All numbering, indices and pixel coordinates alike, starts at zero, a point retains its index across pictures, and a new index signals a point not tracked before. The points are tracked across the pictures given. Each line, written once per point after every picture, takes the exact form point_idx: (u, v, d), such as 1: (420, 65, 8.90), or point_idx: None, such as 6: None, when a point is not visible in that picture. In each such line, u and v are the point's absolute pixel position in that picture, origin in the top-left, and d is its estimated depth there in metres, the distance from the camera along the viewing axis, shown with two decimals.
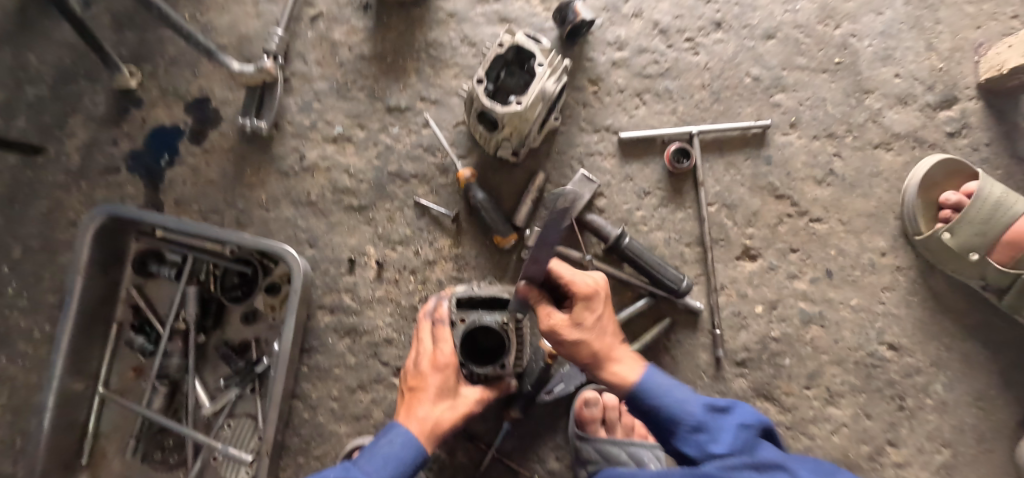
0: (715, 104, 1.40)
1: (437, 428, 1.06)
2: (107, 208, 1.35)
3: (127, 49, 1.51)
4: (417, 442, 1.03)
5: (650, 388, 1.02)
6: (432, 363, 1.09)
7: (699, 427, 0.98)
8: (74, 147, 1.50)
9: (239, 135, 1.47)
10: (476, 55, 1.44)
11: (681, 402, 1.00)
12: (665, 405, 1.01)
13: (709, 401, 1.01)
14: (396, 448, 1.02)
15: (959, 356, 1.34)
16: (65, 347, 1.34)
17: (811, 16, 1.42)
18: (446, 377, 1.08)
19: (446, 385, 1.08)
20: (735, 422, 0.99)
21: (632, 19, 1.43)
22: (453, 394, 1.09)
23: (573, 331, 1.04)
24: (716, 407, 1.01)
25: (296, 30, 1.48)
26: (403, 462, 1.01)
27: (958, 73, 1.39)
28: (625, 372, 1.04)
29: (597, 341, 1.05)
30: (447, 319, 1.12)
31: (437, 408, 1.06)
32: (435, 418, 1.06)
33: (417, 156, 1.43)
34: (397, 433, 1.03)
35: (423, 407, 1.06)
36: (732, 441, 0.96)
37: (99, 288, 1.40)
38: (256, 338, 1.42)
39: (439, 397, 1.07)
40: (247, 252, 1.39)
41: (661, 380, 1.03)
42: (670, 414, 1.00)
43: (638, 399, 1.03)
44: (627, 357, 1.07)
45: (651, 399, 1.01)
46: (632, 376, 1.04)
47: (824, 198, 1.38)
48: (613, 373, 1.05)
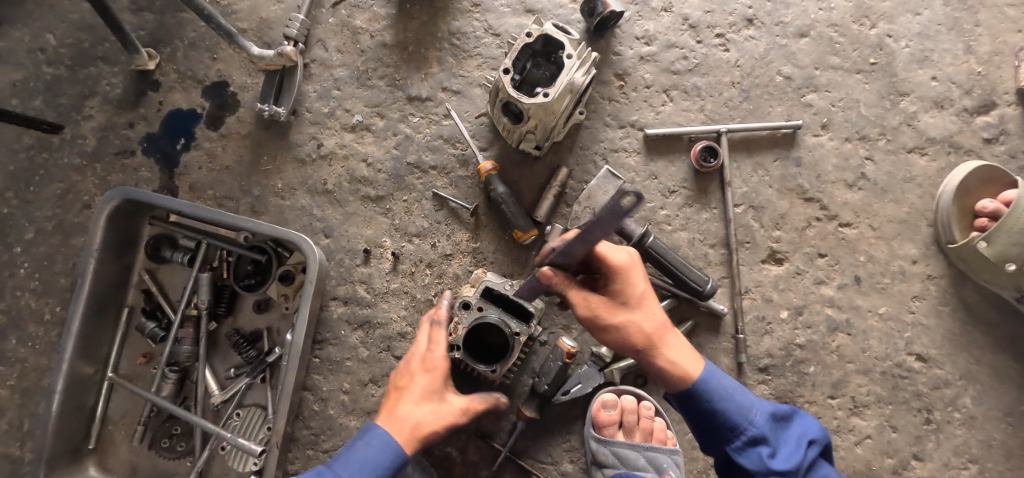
0: (745, 103, 1.36)
1: (417, 433, 0.97)
2: (122, 190, 1.33)
3: (146, 31, 1.49)
4: (396, 446, 0.95)
5: (712, 388, 0.97)
6: (423, 364, 1.03)
7: (760, 439, 0.93)
8: (90, 128, 1.48)
9: (257, 121, 1.45)
10: (500, 45, 1.41)
11: (744, 409, 0.95)
12: (728, 409, 0.96)
13: (773, 412, 0.97)
14: (373, 450, 0.94)
15: (990, 370, 1.30)
16: (76, 330, 1.33)
17: (847, 14, 1.38)
18: (432, 380, 1.01)
19: (433, 387, 1.01)
20: (797, 437, 0.95)
21: (661, 13, 1.39)
22: (440, 400, 1.01)
23: (623, 315, 1.00)
24: (777, 419, 0.97)
25: (317, 16, 1.45)
26: (381, 466, 0.93)
27: (997, 77, 1.35)
28: (680, 359, 1.00)
29: (648, 323, 1.01)
30: (445, 320, 1.07)
31: (420, 413, 0.99)
32: (417, 423, 0.98)
33: (437, 147, 1.40)
34: (373, 436, 0.95)
35: (405, 411, 0.99)
36: (792, 456, 0.92)
37: (111, 271, 1.38)
38: (268, 327, 1.40)
39: (424, 399, 1.00)
40: (261, 240, 1.36)
41: (725, 383, 0.98)
42: (734, 420, 0.95)
43: (699, 398, 0.97)
44: (677, 343, 1.02)
45: (714, 401, 0.96)
46: (687, 365, 0.99)
47: (854, 203, 1.34)
48: (666, 359, 1.00)
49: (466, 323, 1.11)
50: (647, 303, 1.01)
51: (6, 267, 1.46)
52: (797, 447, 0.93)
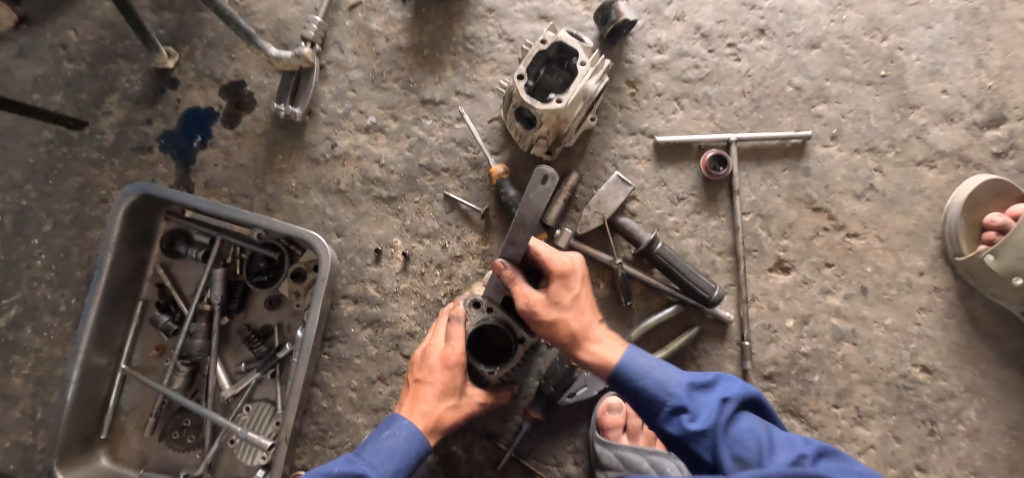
0: (755, 113, 1.37)
1: (438, 424, 1.10)
2: (139, 185, 1.35)
3: (166, 30, 1.52)
4: (419, 435, 1.06)
5: (632, 370, 1.01)
6: (443, 360, 1.11)
7: (679, 407, 0.95)
8: (109, 124, 1.51)
9: (273, 121, 1.47)
10: (514, 51, 1.43)
11: (661, 382, 0.98)
12: (645, 386, 0.99)
13: (690, 378, 0.98)
14: (400, 442, 1.04)
15: (995, 383, 1.30)
16: (91, 322, 1.35)
17: (858, 27, 1.39)
18: (452, 378, 1.11)
19: (452, 384, 1.11)
20: (713, 394, 0.94)
21: (673, 22, 1.41)
22: (459, 395, 1.12)
23: (556, 313, 1.06)
24: (697, 384, 0.97)
25: (334, 18, 1.48)
26: (406, 456, 1.04)
27: (1007, 91, 1.35)
28: (603, 351, 1.06)
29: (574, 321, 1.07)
30: (463, 317, 1.12)
31: (440, 405, 1.10)
32: (437, 414, 1.10)
33: (449, 150, 1.42)
34: (400, 427, 1.06)
35: (426, 402, 1.10)
36: (704, 412, 0.93)
37: (126, 264, 1.41)
38: (280, 324, 1.42)
39: (444, 394, 1.11)
40: (274, 237, 1.38)
41: (643, 360, 1.01)
42: (653, 395, 0.98)
43: (625, 382, 1.01)
44: (606, 337, 1.09)
45: (635, 381, 1.00)
46: (610, 355, 1.05)
47: (862, 213, 1.35)
48: (589, 353, 1.06)
49: (471, 328, 1.11)
50: (575, 305, 1.08)
51: (24, 258, 1.49)
52: (713, 404, 0.93)
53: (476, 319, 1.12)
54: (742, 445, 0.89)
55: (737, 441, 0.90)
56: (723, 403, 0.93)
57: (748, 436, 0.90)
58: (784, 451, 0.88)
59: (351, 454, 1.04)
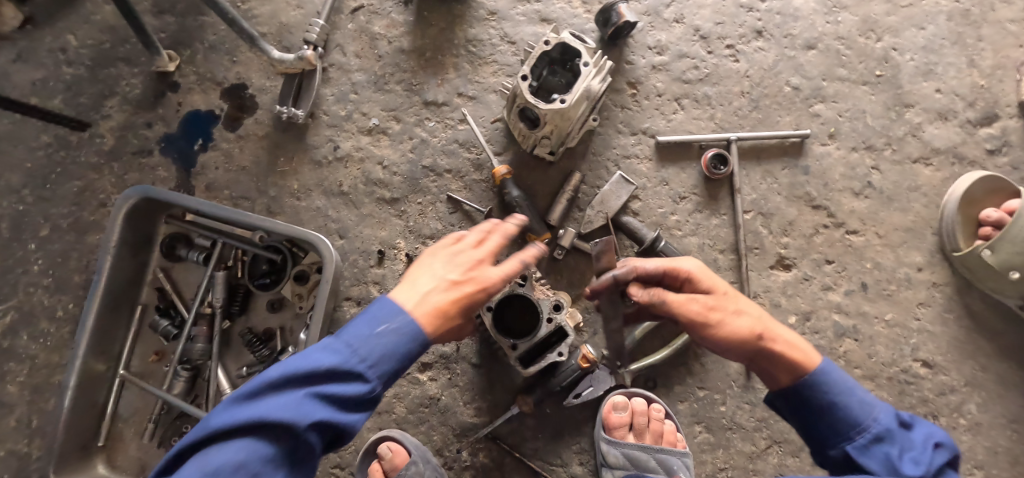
0: (754, 112, 1.39)
1: (433, 330, 0.86)
2: (141, 188, 1.34)
3: (167, 34, 1.52)
4: (422, 337, 0.83)
5: (831, 381, 0.89)
6: (487, 279, 0.91)
7: (881, 437, 0.84)
8: (109, 128, 1.50)
9: (275, 123, 1.47)
10: (516, 53, 1.44)
11: (865, 404, 0.87)
12: (837, 401, 0.87)
13: (892, 410, 0.87)
14: (402, 336, 0.81)
15: (995, 377, 1.32)
16: (89, 327, 1.34)
17: (853, 28, 1.42)
18: (479, 299, 0.90)
19: (474, 304, 0.89)
20: (919, 435, 0.84)
21: (672, 24, 1.43)
22: (471, 321, 0.91)
23: (710, 305, 0.95)
24: (895, 418, 0.87)
25: (336, 22, 1.48)
26: (403, 358, 0.82)
27: (999, 90, 1.38)
28: (796, 346, 0.93)
29: (739, 312, 0.95)
30: (532, 264, 0.98)
31: (454, 317, 0.87)
32: (446, 318, 0.86)
33: (452, 151, 1.42)
34: (408, 320, 0.82)
35: (447, 306, 0.86)
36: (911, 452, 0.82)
37: (126, 268, 1.40)
38: (282, 327, 1.42)
39: (464, 311, 0.89)
40: (276, 239, 1.38)
41: (843, 377, 0.90)
42: (846, 413, 0.86)
43: (818, 392, 0.89)
44: (790, 336, 0.96)
45: (832, 394, 0.88)
46: (806, 353, 0.93)
47: (861, 211, 1.37)
48: (787, 351, 0.93)
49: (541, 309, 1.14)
50: (738, 299, 0.98)
51: (21, 263, 1.47)
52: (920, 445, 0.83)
53: (545, 311, 1.15)
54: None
55: None
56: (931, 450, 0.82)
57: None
58: None
59: (331, 339, 0.80)
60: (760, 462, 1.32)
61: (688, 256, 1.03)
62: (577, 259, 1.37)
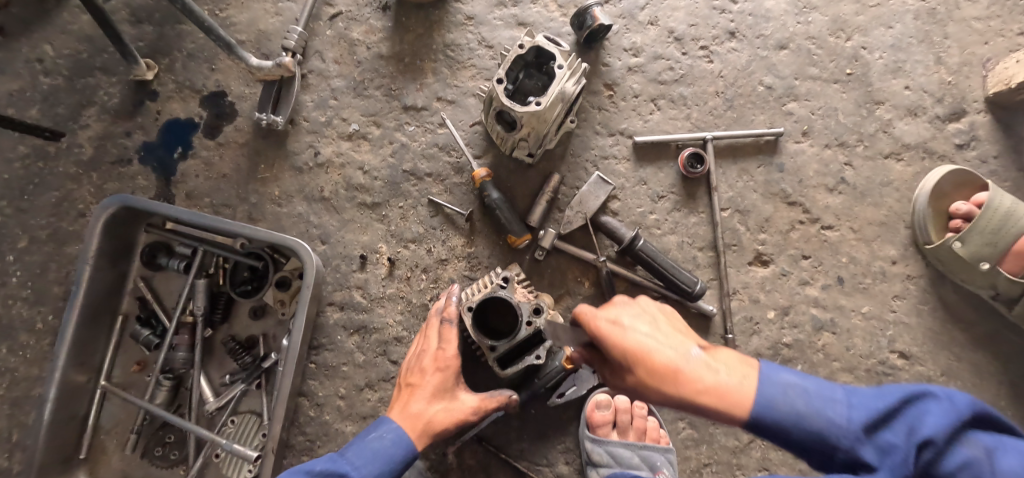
0: (728, 112, 1.41)
1: (428, 426, 1.10)
2: (119, 197, 1.34)
3: (145, 43, 1.52)
4: (409, 441, 1.07)
5: (770, 417, 0.84)
6: (443, 371, 1.14)
7: (856, 462, 0.79)
8: (87, 138, 1.49)
9: (255, 131, 1.47)
10: (493, 57, 1.46)
11: (817, 431, 0.81)
12: (795, 437, 0.83)
13: (865, 416, 0.80)
14: (386, 443, 1.05)
15: (970, 366, 1.34)
16: (69, 338, 1.33)
17: (823, 28, 1.45)
18: (445, 380, 1.13)
19: (443, 386, 1.13)
20: (904, 435, 0.78)
21: (647, 26, 1.45)
22: (452, 397, 1.13)
23: (629, 371, 0.93)
24: (875, 418, 0.80)
25: (315, 29, 1.49)
26: (392, 458, 1.04)
27: (966, 86, 1.41)
28: (716, 392, 0.87)
29: (655, 371, 0.90)
30: (455, 319, 1.18)
31: (430, 408, 1.11)
32: (427, 416, 1.10)
33: (432, 155, 1.43)
34: (387, 430, 1.07)
35: (417, 405, 1.11)
36: (902, 467, 0.77)
37: (106, 278, 1.39)
38: (264, 334, 1.41)
39: (434, 398, 1.12)
40: (258, 246, 1.38)
41: (783, 408, 0.83)
42: (810, 447, 0.82)
43: (762, 429, 0.85)
44: (713, 375, 0.88)
45: (778, 430, 0.84)
46: (733, 396, 0.86)
47: (835, 206, 1.39)
48: (709, 401, 0.87)
49: (521, 312, 1.14)
50: (644, 353, 0.91)
51: None
52: (906, 455, 0.77)
53: (525, 315, 1.14)
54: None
55: None
56: (921, 449, 0.77)
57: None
58: None
59: (335, 454, 1.05)
60: (744, 456, 1.33)
61: (595, 314, 0.97)
62: (558, 260, 1.38)
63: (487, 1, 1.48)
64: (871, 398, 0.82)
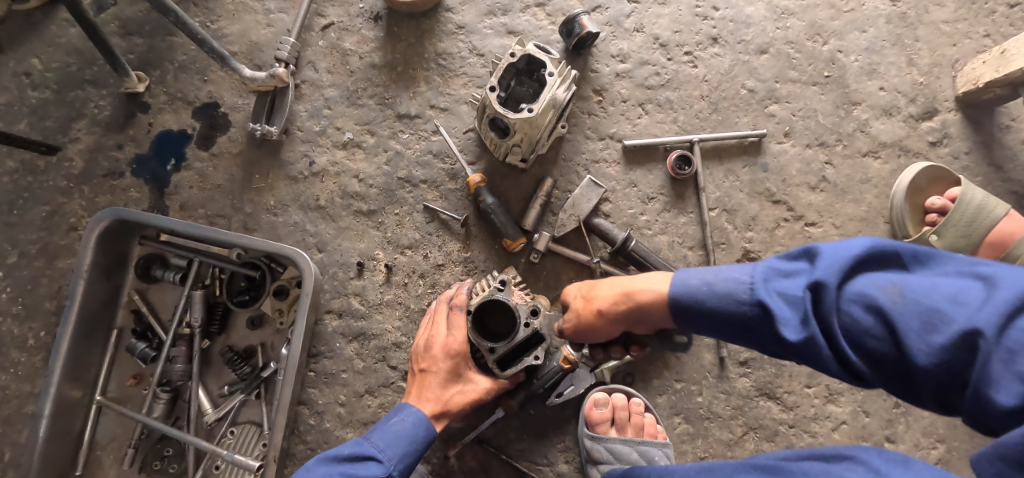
0: (714, 114, 1.46)
1: (445, 408, 1.17)
2: (113, 210, 1.34)
3: (135, 55, 1.52)
4: (428, 423, 1.12)
5: (682, 292, 0.90)
6: (455, 356, 1.19)
7: (762, 314, 0.82)
8: (78, 151, 1.49)
9: (248, 141, 1.48)
10: (485, 65, 1.49)
11: (724, 294, 0.86)
12: (709, 304, 0.87)
13: (765, 271, 0.83)
14: (408, 426, 1.11)
15: None
16: (63, 353, 1.32)
17: (801, 33, 1.50)
18: (457, 365, 1.19)
19: (456, 371, 1.19)
20: (804, 283, 0.80)
21: (633, 33, 1.49)
22: (464, 379, 1.20)
23: (576, 301, 1.04)
24: (777, 273, 0.83)
25: (307, 39, 1.51)
26: (413, 440, 1.09)
27: (937, 86, 1.48)
28: (650, 289, 0.94)
29: (592, 289, 1.02)
30: (464, 307, 1.22)
31: (446, 392, 1.18)
32: (445, 399, 1.17)
33: (426, 162, 1.45)
34: (408, 413, 1.12)
35: (434, 389, 1.17)
36: (802, 311, 0.79)
37: (99, 292, 1.38)
38: (262, 343, 1.41)
39: (449, 382, 1.19)
40: (254, 256, 1.38)
41: (694, 280, 0.89)
42: (724, 312, 0.86)
43: (685, 311, 0.90)
44: (648, 279, 0.96)
45: (692, 303, 0.89)
46: (655, 287, 0.93)
47: (818, 204, 1.44)
48: (644, 298, 0.94)
49: (519, 313, 1.16)
50: (597, 282, 1.03)
51: None
52: (803, 296, 0.79)
53: (523, 316, 1.16)
54: (871, 330, 0.76)
55: (865, 330, 0.76)
56: (820, 292, 0.78)
57: (872, 320, 0.76)
58: (935, 333, 0.71)
59: (360, 438, 1.08)
60: (738, 448, 1.37)
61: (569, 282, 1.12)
62: (553, 262, 1.41)
63: (477, 10, 1.51)
64: (777, 260, 0.85)
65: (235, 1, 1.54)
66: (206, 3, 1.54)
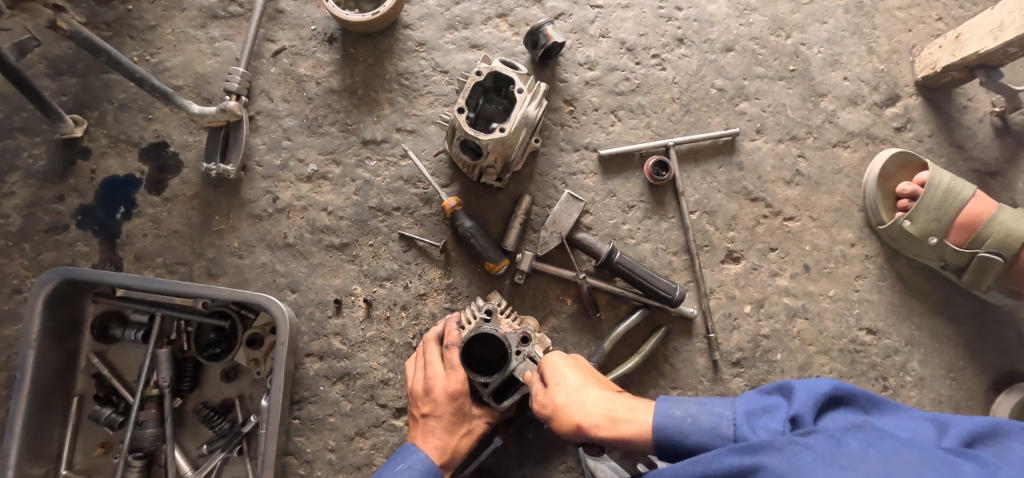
0: (686, 116, 1.45)
1: (453, 451, 1.13)
2: (59, 269, 1.23)
3: (68, 97, 1.40)
4: (436, 471, 1.08)
5: (669, 427, 0.94)
6: (455, 399, 1.13)
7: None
8: (14, 206, 1.37)
9: (204, 181, 1.39)
10: (450, 82, 1.43)
11: (711, 431, 0.90)
12: (693, 438, 0.91)
13: (746, 408, 0.89)
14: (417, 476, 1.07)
15: (929, 333, 1.43)
16: (19, 431, 1.21)
17: (764, 28, 1.50)
18: (459, 405, 1.13)
19: (460, 411, 1.13)
20: (782, 417, 0.85)
21: (599, 39, 1.46)
22: (465, 418, 1.15)
23: (556, 397, 1.04)
24: (757, 410, 0.88)
25: (258, 67, 1.42)
26: None
27: (897, 73, 1.51)
28: (637, 421, 0.98)
29: (578, 398, 1.04)
30: (459, 344, 1.14)
31: (452, 435, 1.13)
32: (452, 443, 1.12)
33: (398, 188, 1.39)
34: (416, 460, 1.08)
35: (439, 435, 1.12)
36: None
37: (53, 359, 1.27)
38: (240, 395, 1.33)
39: (454, 424, 1.13)
40: (221, 305, 1.29)
41: (679, 412, 0.94)
42: (708, 446, 0.90)
43: (667, 444, 0.94)
44: (635, 407, 1.01)
45: (677, 439, 0.93)
46: (641, 421, 0.98)
47: (794, 198, 1.45)
48: (628, 427, 0.98)
49: (511, 343, 1.12)
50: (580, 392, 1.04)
51: None
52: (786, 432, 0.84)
53: (514, 344, 1.13)
54: None
55: None
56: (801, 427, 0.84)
57: None
58: None
59: None
60: None
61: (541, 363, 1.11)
62: (538, 281, 1.37)
63: (436, 26, 1.45)
64: (754, 397, 0.90)
65: (175, 31, 1.43)
66: (143, 35, 1.42)
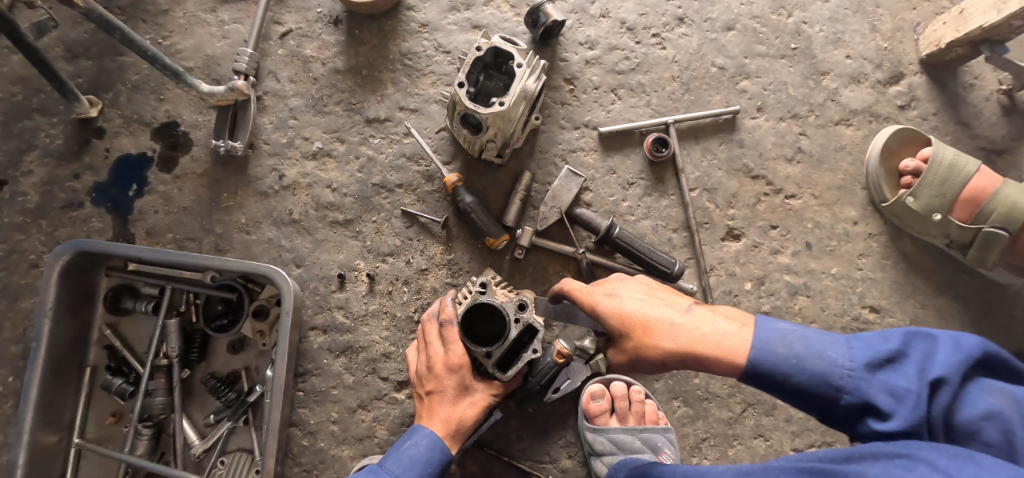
0: (686, 95, 1.45)
1: (460, 425, 1.13)
2: (73, 242, 1.27)
3: (84, 79, 1.44)
4: (441, 444, 1.10)
5: (774, 363, 0.90)
6: (456, 373, 1.13)
7: (863, 401, 0.85)
8: (32, 184, 1.42)
9: (213, 160, 1.43)
10: (452, 62, 1.45)
11: (820, 374, 0.87)
12: (796, 378, 0.89)
13: (865, 357, 0.86)
14: (422, 450, 1.08)
15: (934, 312, 1.41)
16: (33, 398, 1.25)
17: (765, 7, 1.51)
18: (461, 379, 1.13)
19: (462, 385, 1.14)
20: (909, 375, 0.84)
21: (600, 19, 1.48)
22: (468, 392, 1.15)
23: (626, 333, 0.99)
24: (880, 359, 0.86)
25: (266, 48, 1.46)
26: (427, 463, 1.08)
27: (901, 51, 1.50)
28: (726, 352, 0.92)
29: (650, 332, 0.96)
30: (455, 319, 1.15)
31: (457, 409, 1.13)
32: (457, 417, 1.13)
33: (400, 166, 1.41)
34: (421, 436, 1.10)
35: (444, 409, 1.13)
36: (910, 403, 0.82)
37: (66, 329, 1.31)
38: (246, 366, 1.37)
39: (457, 397, 1.14)
40: (229, 277, 1.33)
41: (783, 351, 0.90)
42: (814, 389, 0.88)
43: (764, 379, 0.91)
44: (720, 336, 0.94)
45: (784, 376, 0.90)
46: (730, 350, 0.92)
47: (795, 175, 1.45)
48: (716, 358, 0.92)
49: (507, 310, 1.09)
50: (654, 325, 0.97)
51: None
52: (914, 389, 0.82)
53: (510, 311, 1.10)
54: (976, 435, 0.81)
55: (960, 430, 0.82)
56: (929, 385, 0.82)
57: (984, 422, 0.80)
58: None
59: (373, 465, 1.07)
60: (739, 426, 1.36)
61: (598, 300, 1.04)
62: (538, 256, 1.39)
63: (439, 7, 1.48)
64: (875, 343, 0.88)
65: (186, 15, 1.48)
66: (156, 19, 1.47)
